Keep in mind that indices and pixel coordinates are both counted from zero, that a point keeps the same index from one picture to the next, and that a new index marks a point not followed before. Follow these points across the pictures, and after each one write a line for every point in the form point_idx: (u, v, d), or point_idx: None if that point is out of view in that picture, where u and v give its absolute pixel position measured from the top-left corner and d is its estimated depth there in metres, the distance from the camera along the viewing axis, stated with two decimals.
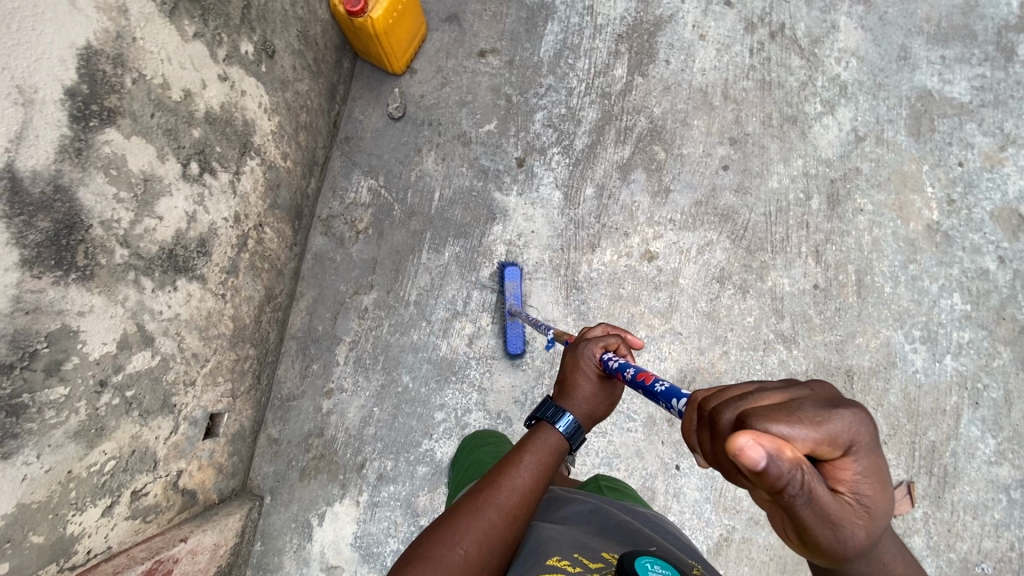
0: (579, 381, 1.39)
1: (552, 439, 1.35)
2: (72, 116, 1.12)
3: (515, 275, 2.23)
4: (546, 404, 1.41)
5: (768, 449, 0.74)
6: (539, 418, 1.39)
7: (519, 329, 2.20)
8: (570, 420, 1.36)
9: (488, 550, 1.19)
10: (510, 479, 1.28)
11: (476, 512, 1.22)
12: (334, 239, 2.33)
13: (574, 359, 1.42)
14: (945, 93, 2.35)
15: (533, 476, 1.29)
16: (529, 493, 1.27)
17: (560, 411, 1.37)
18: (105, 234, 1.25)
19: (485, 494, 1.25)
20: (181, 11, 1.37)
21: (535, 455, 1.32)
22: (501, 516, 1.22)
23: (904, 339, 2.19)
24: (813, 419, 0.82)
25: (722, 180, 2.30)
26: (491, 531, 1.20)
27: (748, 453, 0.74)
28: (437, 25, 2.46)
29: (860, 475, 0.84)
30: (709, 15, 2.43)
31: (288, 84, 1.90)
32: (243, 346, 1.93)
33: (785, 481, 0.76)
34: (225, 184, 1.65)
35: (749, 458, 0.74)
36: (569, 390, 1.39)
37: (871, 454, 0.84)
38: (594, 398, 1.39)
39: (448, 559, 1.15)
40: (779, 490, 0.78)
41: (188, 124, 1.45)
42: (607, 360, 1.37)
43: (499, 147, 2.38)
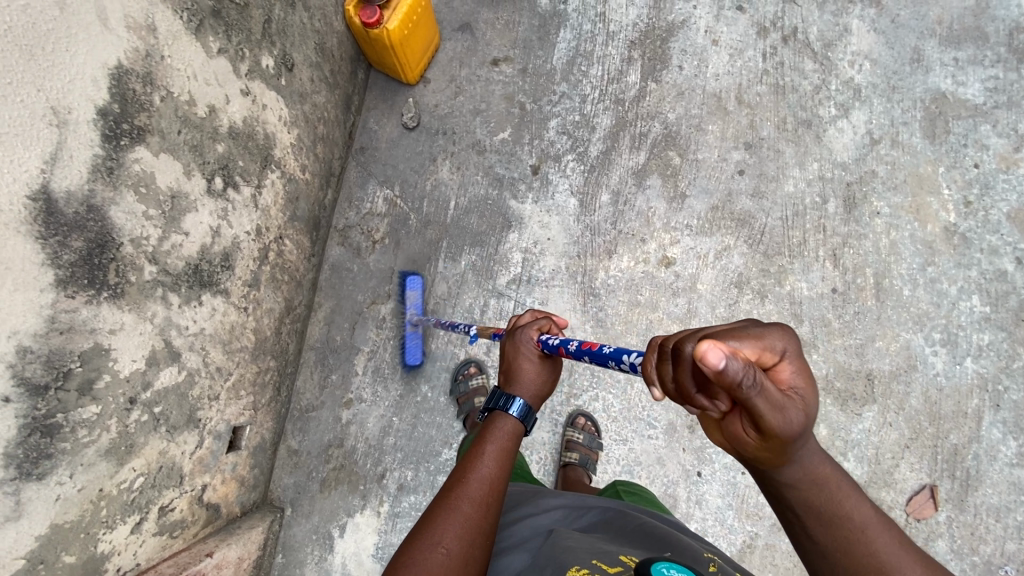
0: (522, 364, 1.44)
1: (509, 423, 1.37)
2: (104, 136, 1.12)
3: (416, 285, 2.26)
4: (494, 394, 1.43)
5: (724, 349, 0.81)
6: (493, 408, 1.40)
7: (417, 339, 2.25)
8: (521, 402, 1.38)
9: (469, 544, 1.19)
10: (476, 470, 1.29)
11: (450, 509, 1.23)
12: (350, 249, 2.33)
13: (513, 347, 1.46)
14: (959, 95, 2.35)
15: (497, 462, 1.32)
16: (496, 480, 1.29)
17: (509, 397, 1.39)
18: (134, 252, 1.25)
19: (455, 491, 1.26)
20: (206, 28, 1.36)
21: (496, 444, 1.34)
22: (475, 507, 1.24)
23: (923, 342, 2.18)
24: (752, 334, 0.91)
25: (739, 185, 2.30)
26: (468, 524, 1.21)
27: (709, 355, 0.80)
28: (450, 34, 2.47)
29: (795, 374, 0.92)
30: (721, 20, 2.43)
31: (307, 96, 1.91)
32: (264, 358, 1.93)
33: (741, 375, 0.82)
34: (247, 198, 1.65)
35: (711, 358, 0.80)
36: (515, 376, 1.43)
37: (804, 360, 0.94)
38: (539, 376, 1.44)
39: (431, 559, 1.14)
40: (736, 388, 0.84)
41: (212, 139, 1.45)
42: (544, 339, 1.44)
43: (513, 155, 2.38)
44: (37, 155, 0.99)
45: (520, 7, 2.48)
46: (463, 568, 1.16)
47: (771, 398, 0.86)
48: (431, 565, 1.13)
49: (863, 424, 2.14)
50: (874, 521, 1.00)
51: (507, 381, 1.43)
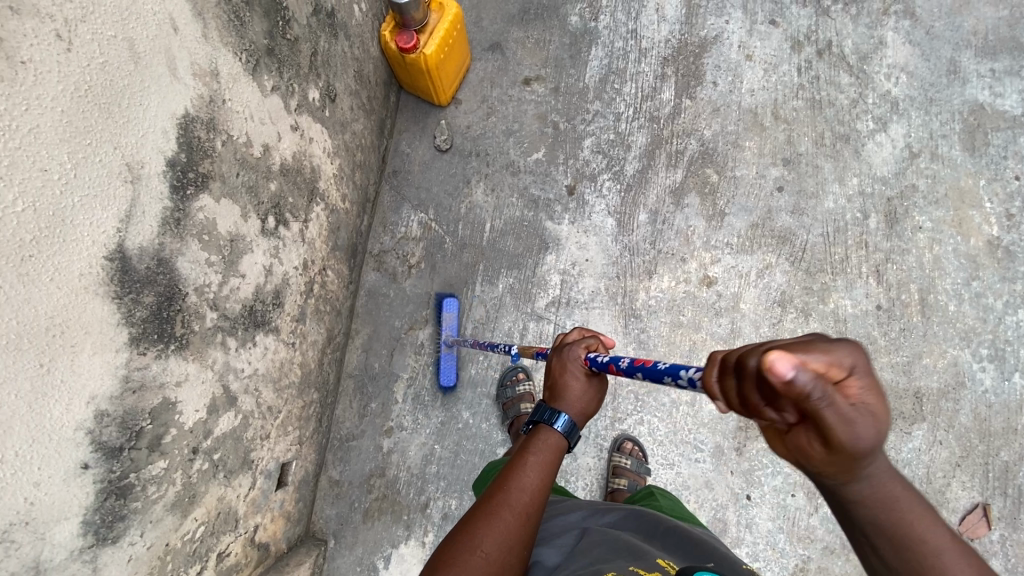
0: (567, 380, 1.37)
1: (553, 439, 1.32)
2: (172, 187, 1.08)
3: (453, 307, 2.23)
4: (539, 407, 1.38)
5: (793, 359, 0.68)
6: (538, 421, 1.36)
7: (452, 360, 2.21)
8: (566, 419, 1.33)
9: (508, 552, 1.15)
10: (518, 480, 1.25)
11: (494, 515, 1.19)
12: (386, 274, 2.31)
13: (559, 363, 1.39)
14: (997, 106, 2.32)
15: (541, 476, 1.27)
16: (540, 492, 1.25)
17: (553, 412, 1.34)
18: (198, 300, 1.22)
19: (498, 496, 1.22)
20: (261, 68, 1.33)
21: (539, 455, 1.30)
22: (518, 517, 1.20)
23: (971, 358, 2.16)
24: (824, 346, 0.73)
25: (778, 202, 2.28)
26: (508, 533, 1.17)
27: (776, 365, 0.67)
28: (480, 54, 2.45)
29: (870, 390, 0.72)
30: (755, 35, 2.41)
31: (347, 125, 1.88)
32: (309, 391, 1.90)
33: (812, 389, 0.69)
34: (296, 233, 1.63)
35: (776, 368, 0.67)
36: (559, 393, 1.36)
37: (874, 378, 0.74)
38: (586, 395, 1.37)
39: (471, 563, 1.11)
40: (808, 404, 0.69)
41: (266, 179, 1.42)
42: (593, 357, 1.35)
43: (548, 175, 2.36)
44: (114, 213, 0.95)
45: (550, 25, 2.46)
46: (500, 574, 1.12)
47: (848, 411, 0.71)
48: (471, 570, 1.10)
49: (914, 442, 2.11)
50: (955, 548, 0.86)
51: (551, 397, 1.37)
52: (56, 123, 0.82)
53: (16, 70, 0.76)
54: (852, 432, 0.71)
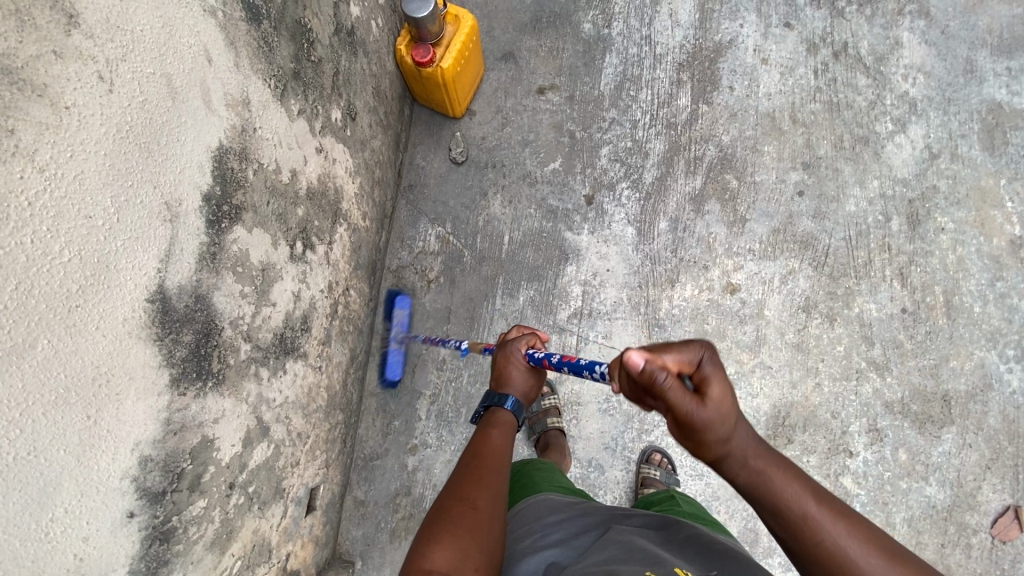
0: (510, 369, 1.38)
1: (508, 416, 1.33)
2: (208, 221, 1.06)
3: (405, 304, 2.24)
4: (484, 395, 1.38)
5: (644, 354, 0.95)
6: (487, 406, 1.36)
7: (399, 355, 2.22)
8: (515, 399, 1.34)
9: (497, 505, 1.14)
10: (490, 446, 1.26)
11: (475, 472, 1.19)
12: (405, 290, 2.28)
13: (501, 355, 1.41)
14: (1015, 104, 2.31)
15: (506, 437, 1.29)
16: (507, 450, 1.27)
17: (501, 396, 1.35)
18: (233, 334, 1.19)
19: (473, 460, 1.21)
20: (289, 92, 1.30)
21: (499, 430, 1.30)
22: (496, 472, 1.20)
23: (998, 359, 2.14)
24: (678, 350, 1.00)
25: (799, 207, 2.26)
26: (492, 487, 1.16)
27: (631, 356, 0.95)
28: (493, 64, 2.43)
29: (711, 383, 0.99)
30: (770, 38, 2.39)
31: (367, 143, 1.85)
32: (335, 413, 1.87)
33: (658, 375, 0.94)
34: (321, 256, 1.60)
35: (630, 357, 0.95)
36: (504, 377, 1.38)
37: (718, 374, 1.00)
38: (531, 378, 1.40)
39: (466, 516, 1.08)
40: (656, 387, 0.95)
41: (294, 204, 1.39)
42: (531, 352, 1.38)
43: (566, 185, 2.33)
44: (154, 254, 0.92)
45: (563, 33, 2.44)
46: (492, 525, 1.09)
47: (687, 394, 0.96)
48: (466, 521, 1.07)
49: (943, 446, 2.09)
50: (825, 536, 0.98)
51: (495, 385, 1.38)
52: (100, 167, 0.80)
53: (63, 116, 0.74)
54: (690, 412, 0.96)
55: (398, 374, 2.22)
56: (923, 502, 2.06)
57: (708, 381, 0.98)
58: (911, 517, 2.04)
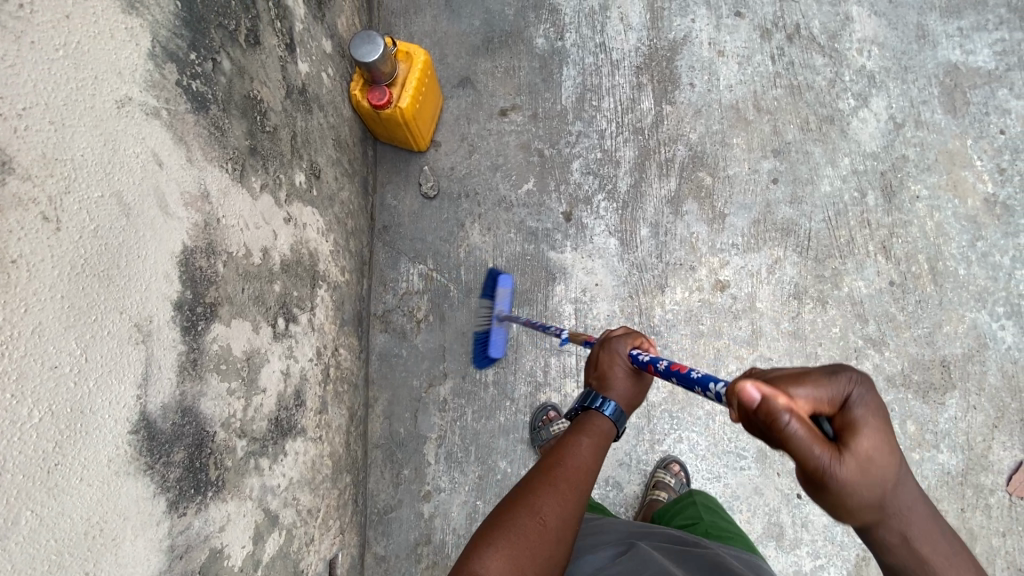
0: (614, 372, 1.34)
1: (605, 425, 1.28)
2: (184, 329, 1.00)
3: (507, 282, 2.17)
4: (588, 397, 1.32)
5: (764, 390, 0.87)
6: (587, 407, 1.31)
7: (502, 334, 2.15)
8: (616, 406, 1.29)
9: (564, 522, 1.14)
10: (575, 455, 1.22)
11: (549, 483, 1.17)
12: (395, 333, 2.23)
13: (607, 355, 1.36)
14: (970, 64, 2.34)
15: (595, 453, 1.24)
16: (593, 467, 1.22)
17: (604, 402, 1.30)
18: (227, 434, 1.13)
19: (553, 468, 1.19)
20: (248, 170, 1.25)
21: (590, 439, 1.25)
22: (575, 490, 1.17)
23: (990, 318, 2.17)
24: (818, 382, 0.88)
25: (776, 195, 2.26)
26: (566, 504, 1.15)
27: (746, 392, 0.87)
28: (451, 92, 2.40)
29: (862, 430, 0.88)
30: (723, 29, 2.39)
31: (335, 197, 1.81)
32: (343, 476, 1.82)
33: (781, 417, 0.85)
34: (305, 325, 1.55)
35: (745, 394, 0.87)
36: (609, 378, 1.33)
37: (867, 416, 0.88)
38: (634, 383, 1.34)
39: (527, 528, 1.10)
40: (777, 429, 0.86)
41: (270, 282, 1.34)
42: (637, 354, 1.33)
43: (542, 205, 2.31)
44: (132, 381, 0.87)
45: (517, 51, 2.41)
46: (557, 544, 1.11)
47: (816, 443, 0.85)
48: (527, 535, 1.09)
49: (949, 411, 2.11)
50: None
51: (599, 389, 1.33)
52: (58, 311, 0.75)
53: (10, 272, 0.70)
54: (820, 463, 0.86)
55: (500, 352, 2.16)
56: (938, 470, 2.08)
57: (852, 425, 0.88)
58: (928, 487, 2.07)
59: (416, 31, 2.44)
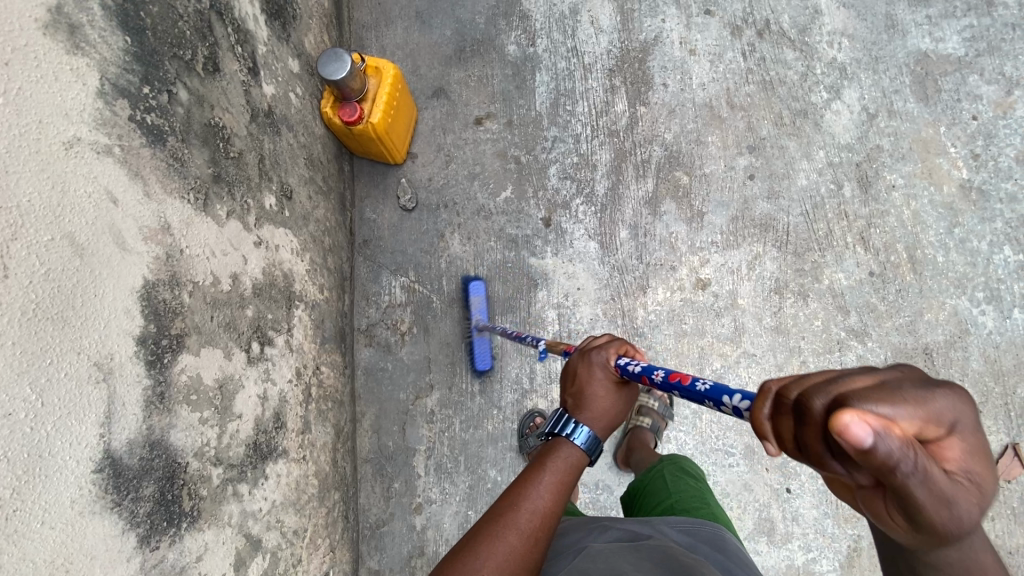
0: (591, 389, 1.30)
1: (573, 454, 1.26)
2: (148, 363, 1.01)
3: (480, 290, 2.21)
4: (561, 418, 1.30)
5: (876, 424, 0.58)
6: (557, 434, 1.28)
7: (485, 344, 2.18)
8: (589, 435, 1.26)
9: (513, 573, 1.15)
10: (529, 501, 1.20)
11: (498, 535, 1.17)
12: (380, 347, 2.23)
13: (586, 369, 1.32)
14: (940, 51, 2.35)
15: (553, 498, 1.22)
16: (549, 513, 1.21)
17: (575, 425, 1.27)
18: (201, 463, 1.14)
19: (505, 517, 1.19)
20: (213, 198, 1.25)
21: (552, 477, 1.24)
22: (526, 540, 1.18)
23: (970, 304, 2.18)
24: (913, 397, 0.64)
25: (753, 190, 2.27)
26: (514, 556, 1.15)
27: (853, 430, 0.58)
28: (426, 102, 2.40)
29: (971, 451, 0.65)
30: (693, 28, 2.39)
31: (309, 216, 1.81)
32: (330, 494, 1.82)
33: (897, 454, 0.59)
34: (282, 346, 1.55)
35: (854, 434, 0.57)
36: (584, 403, 1.28)
37: (973, 430, 0.66)
38: (611, 408, 1.29)
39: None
40: (891, 472, 0.60)
41: (241, 307, 1.34)
42: (622, 364, 1.27)
43: (521, 212, 2.31)
44: (93, 421, 0.88)
45: (489, 59, 2.41)
46: None
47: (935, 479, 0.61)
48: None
49: None
50: None
51: (574, 408, 1.30)
52: (9, 357, 0.76)
53: None
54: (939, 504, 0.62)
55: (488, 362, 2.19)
56: None
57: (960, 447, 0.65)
58: None
59: (388, 43, 2.44)
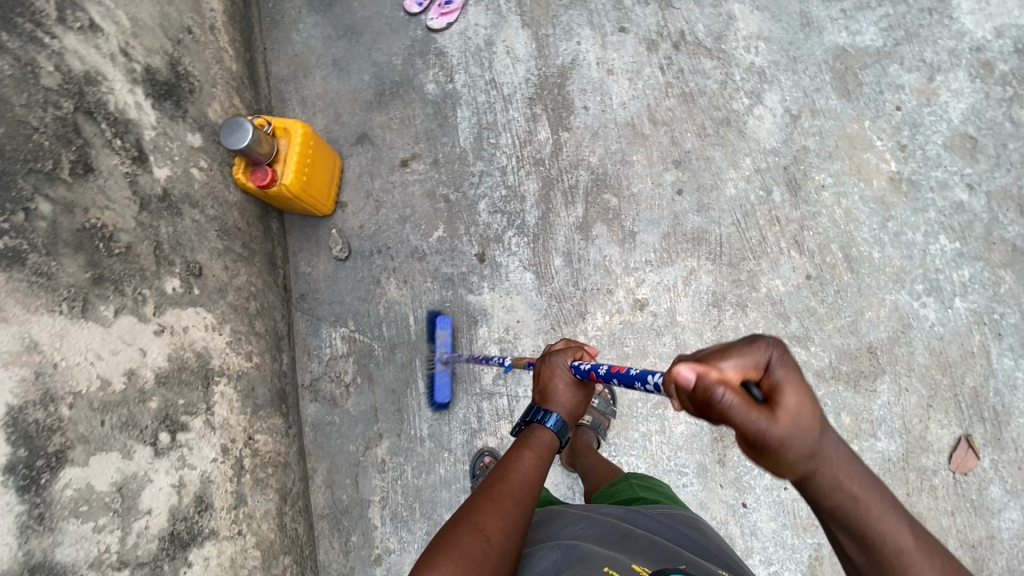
0: (555, 385, 1.46)
1: (546, 437, 1.39)
2: (20, 488, 1.05)
3: (446, 324, 2.20)
4: (531, 408, 1.46)
5: (694, 369, 0.90)
6: (530, 421, 1.43)
7: (446, 378, 2.17)
8: (558, 418, 1.41)
9: (509, 537, 1.18)
10: (517, 471, 1.31)
11: (496, 501, 1.23)
12: (326, 401, 2.23)
13: (548, 368, 1.49)
14: (858, 44, 2.34)
15: (537, 469, 1.34)
16: (536, 483, 1.31)
17: (545, 411, 1.43)
18: (98, 572, 1.16)
19: (499, 486, 1.27)
20: (93, 301, 1.28)
21: (532, 452, 1.36)
22: (519, 506, 1.24)
23: (910, 297, 2.16)
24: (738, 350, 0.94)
25: (682, 206, 2.26)
26: (513, 520, 1.20)
27: (679, 373, 0.91)
28: (350, 150, 2.40)
29: (793, 384, 0.90)
30: (609, 47, 2.39)
31: (227, 286, 1.81)
32: (278, 560, 1.82)
33: (712, 390, 0.88)
34: (200, 427, 1.55)
35: (677, 374, 0.90)
36: (549, 394, 1.45)
37: (794, 373, 0.91)
38: (574, 398, 1.46)
39: (472, 543, 1.13)
40: (711, 404, 0.88)
41: (142, 401, 1.35)
42: (577, 365, 1.46)
43: (454, 250, 2.31)
44: None
45: (409, 100, 2.41)
46: (501, 560, 1.14)
47: (749, 410, 0.87)
48: (472, 552, 1.12)
49: (882, 397, 2.11)
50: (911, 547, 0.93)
51: (542, 399, 1.46)
52: None
53: None
54: (758, 430, 0.87)
55: (447, 397, 2.17)
56: (878, 458, 2.08)
57: (779, 383, 0.90)
58: None
59: (307, 94, 2.45)
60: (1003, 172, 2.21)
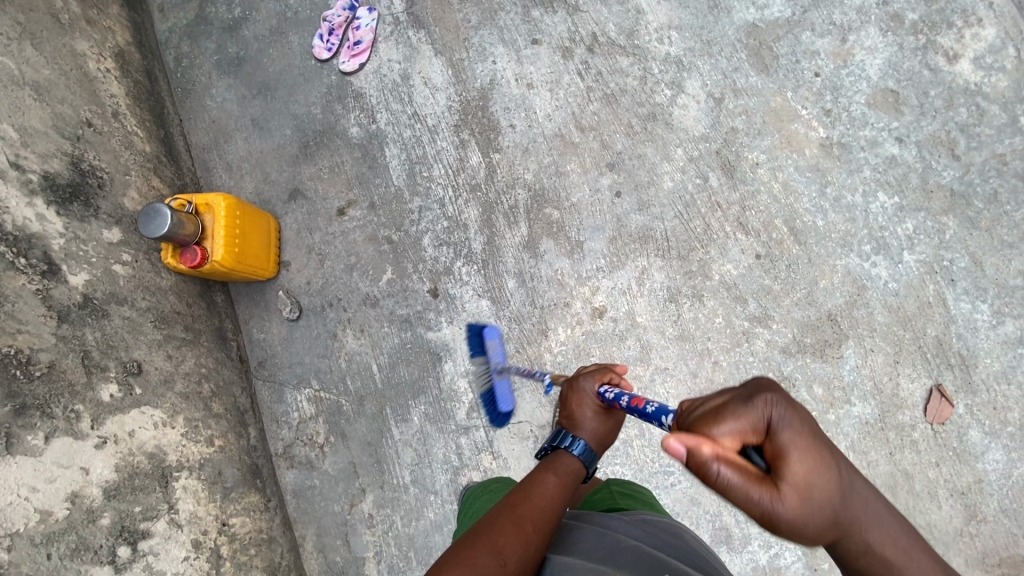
0: (582, 412, 1.45)
1: (573, 464, 1.37)
2: None
3: (494, 334, 2.18)
4: (559, 432, 1.44)
5: (688, 442, 0.88)
6: (556, 447, 1.41)
7: (507, 386, 2.15)
8: (584, 446, 1.39)
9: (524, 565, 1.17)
10: (540, 498, 1.29)
11: (516, 525, 1.22)
12: (303, 466, 2.20)
13: (576, 392, 1.47)
14: (768, 18, 2.34)
15: (564, 498, 1.31)
16: (559, 511, 1.28)
17: (573, 437, 1.41)
18: None
19: (521, 510, 1.25)
20: (18, 433, 1.31)
21: (556, 478, 1.34)
22: (540, 535, 1.22)
23: (859, 259, 2.18)
24: (737, 414, 0.95)
25: (623, 207, 2.25)
26: (529, 548, 1.19)
27: (674, 447, 0.88)
28: (285, 208, 2.36)
29: (791, 446, 0.93)
30: (524, 61, 2.37)
31: (174, 375, 1.77)
32: None
33: (711, 465, 0.88)
34: (164, 529, 1.54)
35: (673, 449, 0.87)
36: (574, 419, 1.44)
37: (791, 432, 0.94)
38: (599, 426, 1.43)
39: (489, 566, 1.13)
40: (708, 476, 0.88)
41: (92, 520, 1.38)
42: (604, 391, 1.43)
43: (405, 290, 2.28)
44: None
45: (336, 147, 2.38)
46: None
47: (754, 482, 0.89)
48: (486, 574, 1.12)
49: (849, 363, 2.12)
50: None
51: (569, 424, 1.44)
52: None
53: None
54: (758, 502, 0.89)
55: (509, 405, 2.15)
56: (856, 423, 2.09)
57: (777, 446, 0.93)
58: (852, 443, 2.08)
59: (232, 158, 2.41)
60: (929, 120, 2.23)
